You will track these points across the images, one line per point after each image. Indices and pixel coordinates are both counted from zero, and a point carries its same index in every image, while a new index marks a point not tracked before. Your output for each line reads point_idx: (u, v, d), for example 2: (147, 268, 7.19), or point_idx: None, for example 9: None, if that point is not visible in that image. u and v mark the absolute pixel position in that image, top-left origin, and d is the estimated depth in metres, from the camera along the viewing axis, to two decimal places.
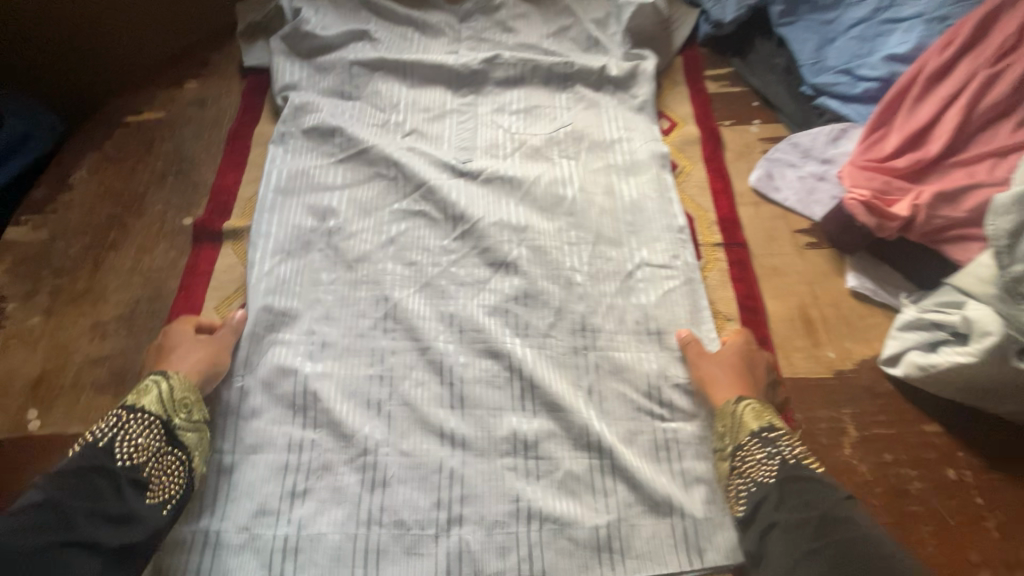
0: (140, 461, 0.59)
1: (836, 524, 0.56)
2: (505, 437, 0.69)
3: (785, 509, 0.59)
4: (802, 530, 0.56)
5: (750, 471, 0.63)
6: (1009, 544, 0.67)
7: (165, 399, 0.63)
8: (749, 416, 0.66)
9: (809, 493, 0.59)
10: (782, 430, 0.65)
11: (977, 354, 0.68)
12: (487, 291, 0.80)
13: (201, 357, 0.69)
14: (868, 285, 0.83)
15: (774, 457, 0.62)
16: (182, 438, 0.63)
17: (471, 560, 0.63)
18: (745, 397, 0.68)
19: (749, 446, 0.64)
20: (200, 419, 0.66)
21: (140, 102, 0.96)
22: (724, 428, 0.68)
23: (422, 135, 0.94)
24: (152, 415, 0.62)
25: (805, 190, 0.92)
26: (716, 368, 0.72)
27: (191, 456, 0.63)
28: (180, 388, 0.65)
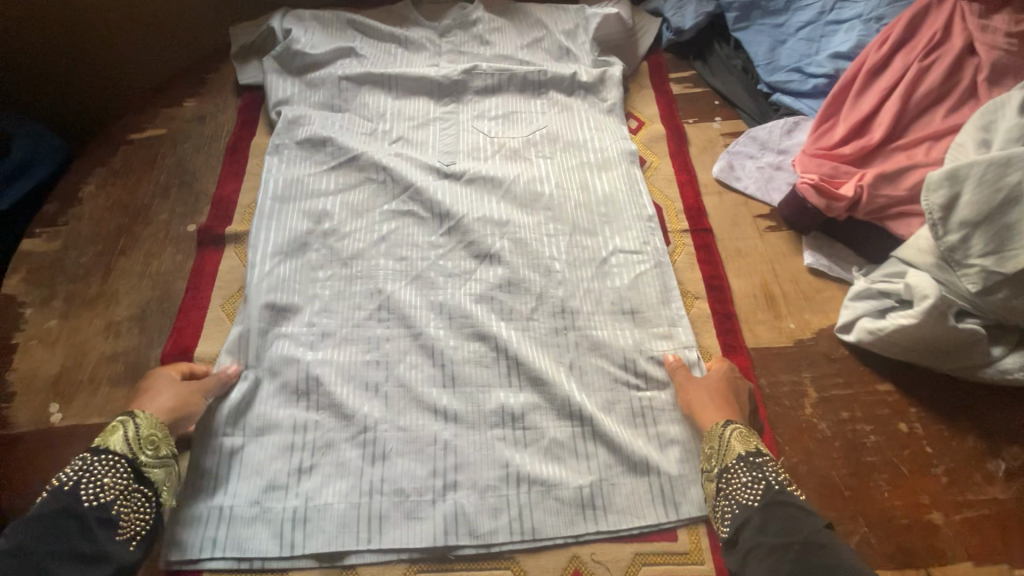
0: (108, 500, 0.60)
1: (816, 550, 0.56)
2: (494, 410, 0.75)
3: (767, 533, 0.60)
4: (783, 553, 0.57)
5: (734, 492, 0.65)
6: (956, 486, 0.74)
7: (131, 438, 0.65)
8: (736, 440, 0.69)
9: (789, 518, 0.60)
10: (767, 456, 0.68)
11: (918, 314, 0.75)
12: (472, 281, 0.87)
13: (168, 399, 0.70)
14: (823, 261, 0.91)
15: (759, 481, 0.65)
16: (149, 476, 0.64)
17: (467, 522, 0.69)
18: (733, 421, 0.71)
19: (734, 469, 0.67)
20: (168, 454, 0.67)
21: (141, 120, 1.02)
22: (711, 449, 0.70)
23: (408, 142, 1.01)
24: (117, 455, 0.63)
25: (764, 178, 1.00)
26: (704, 396, 0.75)
27: (160, 491, 0.65)
28: (147, 426, 0.67)
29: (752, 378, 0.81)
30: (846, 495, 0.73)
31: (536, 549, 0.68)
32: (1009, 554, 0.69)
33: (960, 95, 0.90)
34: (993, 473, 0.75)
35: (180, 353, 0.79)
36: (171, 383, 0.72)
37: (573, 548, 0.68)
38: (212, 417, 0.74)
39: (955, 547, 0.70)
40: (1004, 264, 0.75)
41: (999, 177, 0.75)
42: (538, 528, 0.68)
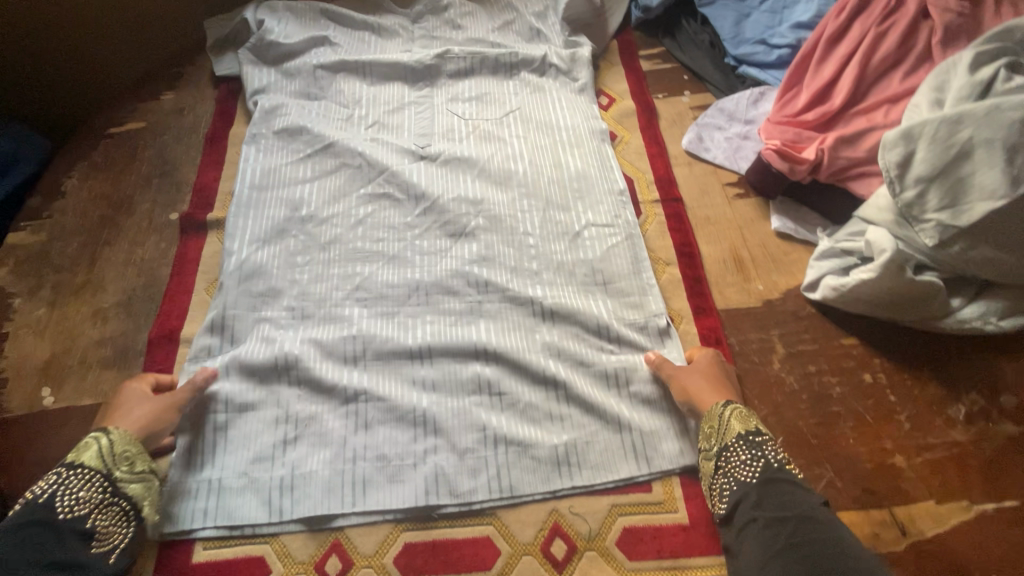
0: (83, 513, 0.61)
1: (808, 524, 0.59)
2: (471, 378, 0.78)
3: (763, 508, 0.62)
4: (779, 527, 0.60)
5: (732, 470, 0.67)
6: (919, 431, 0.77)
7: (105, 452, 0.65)
8: (735, 420, 0.70)
9: (787, 494, 0.63)
10: (767, 435, 0.69)
11: (876, 267, 0.78)
12: (449, 258, 0.89)
13: (147, 410, 0.70)
14: (790, 225, 0.94)
15: (758, 459, 0.66)
16: (124, 491, 0.65)
17: (447, 482, 0.71)
18: (733, 402, 0.72)
19: (733, 447, 0.68)
20: (144, 469, 0.67)
21: (121, 115, 1.05)
22: (710, 428, 0.71)
23: (383, 127, 1.03)
24: (91, 469, 0.64)
25: (732, 148, 1.03)
26: (696, 380, 0.75)
27: (140, 505, 0.65)
28: (121, 442, 0.66)
29: (730, 358, 0.82)
30: (812, 443, 0.76)
31: (515, 505, 0.71)
32: (967, 492, 0.73)
33: (915, 58, 0.93)
34: (953, 417, 0.78)
35: (166, 335, 0.81)
36: (143, 399, 0.71)
37: (551, 503, 0.71)
38: (197, 395, 0.76)
39: (917, 487, 0.73)
40: (958, 219, 0.78)
41: (951, 134, 0.78)
42: (516, 485, 0.71)
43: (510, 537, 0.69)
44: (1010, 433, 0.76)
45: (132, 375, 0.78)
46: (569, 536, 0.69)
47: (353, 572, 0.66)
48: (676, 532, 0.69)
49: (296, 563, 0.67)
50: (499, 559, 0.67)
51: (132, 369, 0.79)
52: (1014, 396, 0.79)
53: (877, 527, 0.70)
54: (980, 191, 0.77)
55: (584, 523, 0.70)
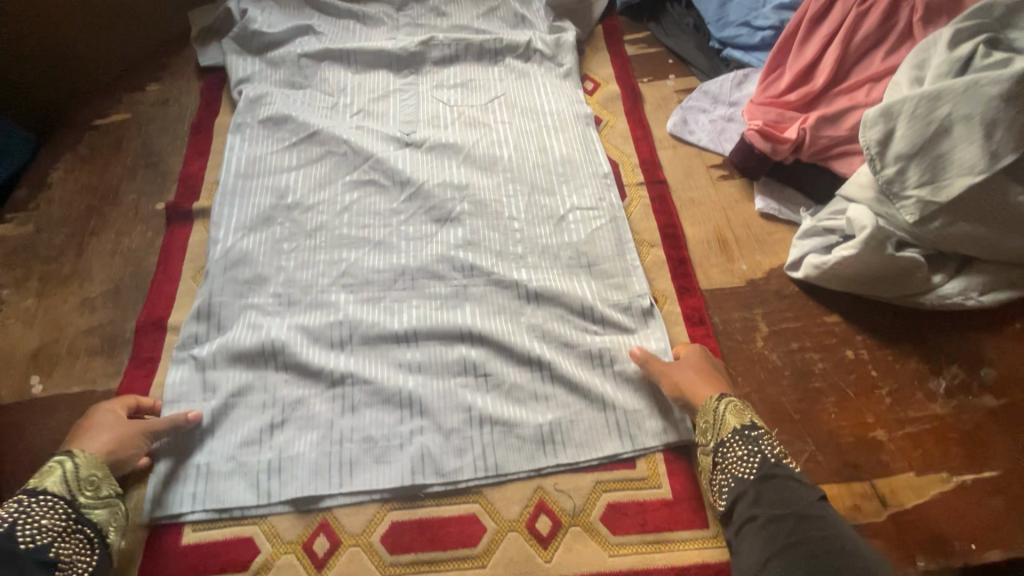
0: (45, 542, 0.59)
1: (808, 521, 0.60)
2: (456, 360, 0.79)
3: (762, 505, 0.63)
4: (780, 524, 0.61)
5: (730, 467, 0.67)
6: (900, 405, 0.78)
7: (70, 477, 0.63)
8: (731, 415, 0.69)
9: (785, 491, 0.63)
10: (762, 429, 0.69)
11: (857, 244, 0.79)
12: (434, 243, 0.90)
13: (113, 437, 0.68)
14: (773, 205, 0.94)
15: (755, 454, 0.66)
16: (89, 517, 0.62)
17: (433, 462, 0.72)
18: (728, 395, 0.71)
19: (729, 443, 0.68)
20: (110, 493, 0.65)
21: (107, 106, 1.05)
22: (705, 423, 0.70)
23: (368, 114, 1.04)
24: (55, 496, 0.61)
25: (716, 130, 1.03)
26: (687, 373, 0.74)
27: (105, 531, 0.63)
28: (87, 466, 0.64)
29: (717, 351, 0.82)
30: (794, 418, 0.77)
31: (500, 483, 0.72)
32: (947, 463, 0.73)
33: (898, 36, 0.92)
34: (934, 391, 0.79)
35: (153, 322, 0.82)
36: (113, 421, 0.69)
37: (536, 480, 0.72)
38: (183, 382, 0.76)
39: (897, 460, 0.74)
40: (938, 194, 0.78)
41: (930, 110, 0.78)
42: (501, 464, 0.72)
43: (496, 514, 0.70)
44: (990, 406, 0.77)
45: (120, 363, 0.79)
46: (554, 512, 0.70)
47: (340, 550, 0.67)
48: (660, 506, 0.70)
49: (284, 543, 0.68)
50: (485, 536, 0.68)
51: (121, 357, 0.79)
52: (994, 369, 0.80)
53: (857, 499, 0.72)
54: (959, 166, 0.77)
55: (568, 499, 0.71)
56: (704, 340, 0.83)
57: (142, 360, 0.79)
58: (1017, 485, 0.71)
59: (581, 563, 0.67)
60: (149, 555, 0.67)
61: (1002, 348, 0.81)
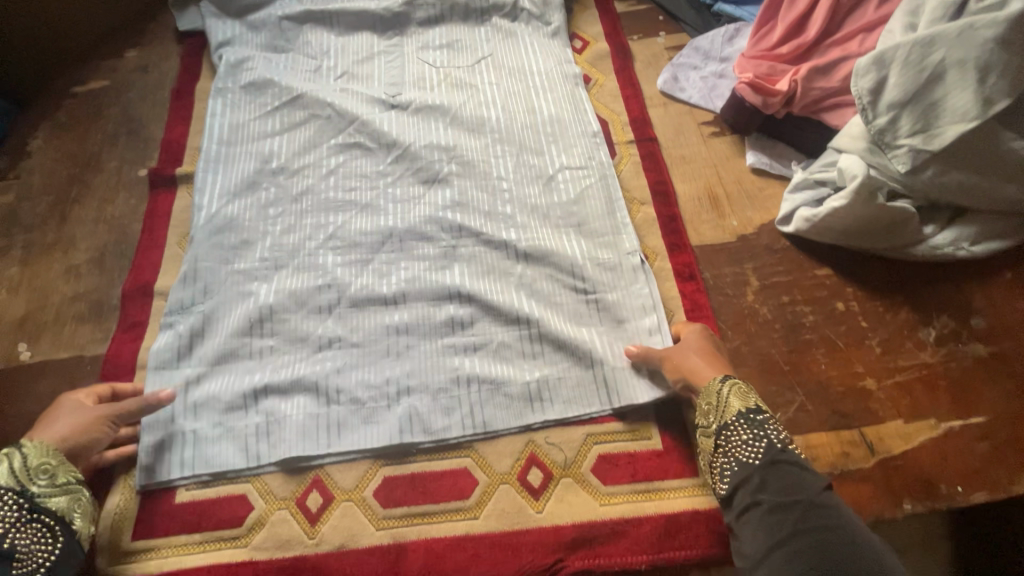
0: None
1: (815, 511, 0.57)
2: (444, 321, 0.78)
3: (767, 492, 0.60)
4: (785, 513, 0.58)
5: (733, 451, 0.64)
6: (890, 356, 0.78)
7: (18, 468, 0.59)
8: (734, 397, 0.66)
9: (791, 478, 0.60)
10: (768, 413, 0.66)
11: (848, 193, 0.77)
12: (422, 204, 0.89)
13: (71, 423, 0.64)
14: (765, 159, 0.93)
15: (761, 440, 0.63)
16: (46, 507, 0.60)
17: (421, 421, 0.72)
18: (732, 376, 0.68)
19: (733, 426, 0.65)
20: (67, 481, 0.62)
21: (86, 74, 1.03)
22: (708, 405, 0.67)
23: (353, 77, 1.01)
24: (4, 488, 0.58)
25: (708, 87, 1.01)
26: (690, 355, 0.71)
27: (68, 519, 0.60)
28: (38, 454, 0.61)
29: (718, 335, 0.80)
30: (785, 369, 0.78)
31: (491, 439, 0.72)
32: (936, 410, 0.74)
33: None
34: (924, 340, 0.79)
35: (139, 288, 0.81)
36: (72, 408, 0.65)
37: (527, 435, 0.73)
38: (161, 348, 0.75)
39: (886, 408, 0.74)
40: (931, 142, 0.76)
41: (923, 57, 0.75)
42: (490, 421, 0.72)
43: (488, 468, 0.71)
44: (980, 353, 0.77)
45: (108, 329, 0.79)
46: (546, 465, 0.71)
47: (334, 505, 0.68)
48: (650, 457, 0.71)
49: (278, 499, 0.68)
50: (477, 489, 0.69)
51: (108, 323, 0.79)
52: (983, 318, 0.80)
53: (846, 446, 0.72)
54: (953, 114, 0.75)
55: (559, 452, 0.71)
56: (694, 296, 0.83)
57: (129, 325, 0.79)
58: (1004, 428, 0.72)
59: (573, 512, 0.68)
60: (142, 518, 0.67)
61: (993, 297, 0.81)
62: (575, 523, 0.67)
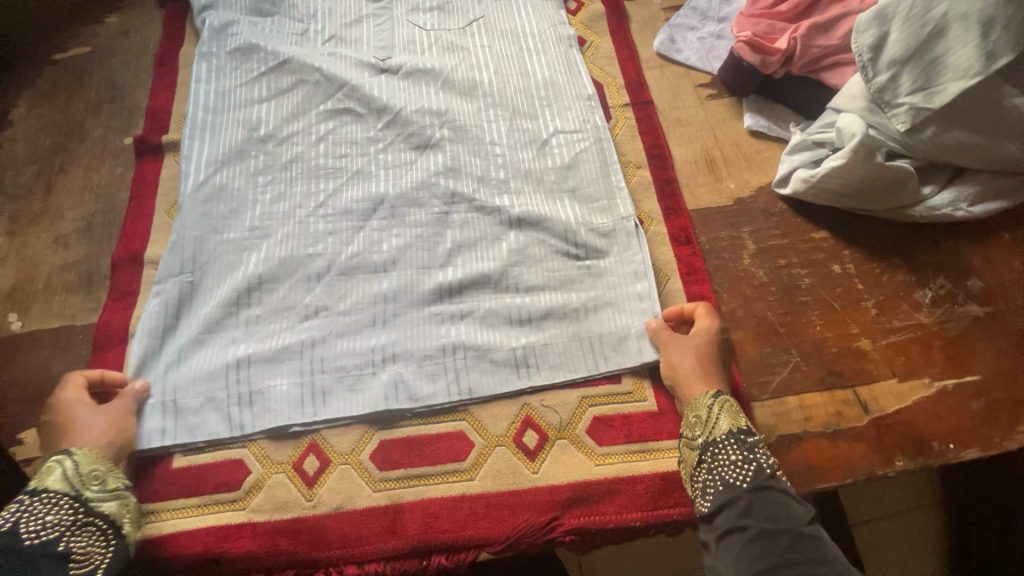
0: (53, 536, 0.57)
1: (803, 543, 0.55)
2: (432, 289, 0.78)
3: (753, 517, 0.57)
4: (771, 541, 0.55)
5: (719, 469, 0.61)
6: (885, 317, 0.78)
7: (71, 474, 0.60)
8: (725, 416, 0.64)
9: (777, 505, 0.58)
10: (757, 437, 0.64)
11: (846, 152, 0.76)
12: (413, 170, 0.87)
13: (109, 427, 0.65)
14: (762, 122, 0.92)
15: (749, 462, 0.61)
16: (99, 511, 0.60)
17: (407, 388, 0.72)
18: (722, 393, 0.66)
19: (722, 444, 0.62)
20: (118, 486, 0.62)
21: (65, 39, 1.00)
22: (695, 418, 0.65)
23: (341, 41, 0.99)
24: (59, 493, 0.59)
25: (705, 48, 1.00)
26: (688, 356, 0.70)
27: (119, 523, 0.61)
28: (87, 461, 0.61)
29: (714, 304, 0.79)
30: (779, 331, 0.77)
31: (485, 402, 0.72)
32: (930, 370, 0.74)
33: None
34: (920, 302, 0.78)
35: (129, 257, 0.80)
36: (94, 411, 0.66)
37: (519, 399, 0.73)
38: (149, 317, 0.74)
39: (880, 368, 0.75)
40: (931, 100, 0.74)
41: (927, 10, 0.73)
42: (475, 388, 0.72)
43: (483, 430, 0.71)
44: (975, 314, 0.77)
45: (99, 298, 0.78)
46: (540, 426, 0.71)
47: (330, 469, 0.69)
48: (645, 418, 0.71)
49: (275, 464, 0.69)
50: (472, 451, 0.70)
51: (99, 292, 0.78)
52: (980, 279, 0.79)
53: (839, 406, 0.73)
54: (954, 70, 0.72)
55: (554, 414, 0.72)
56: (690, 260, 0.82)
57: (119, 294, 0.78)
58: (997, 387, 0.72)
59: (568, 472, 0.68)
60: (140, 484, 0.67)
61: (990, 258, 0.80)
62: (570, 482, 0.68)
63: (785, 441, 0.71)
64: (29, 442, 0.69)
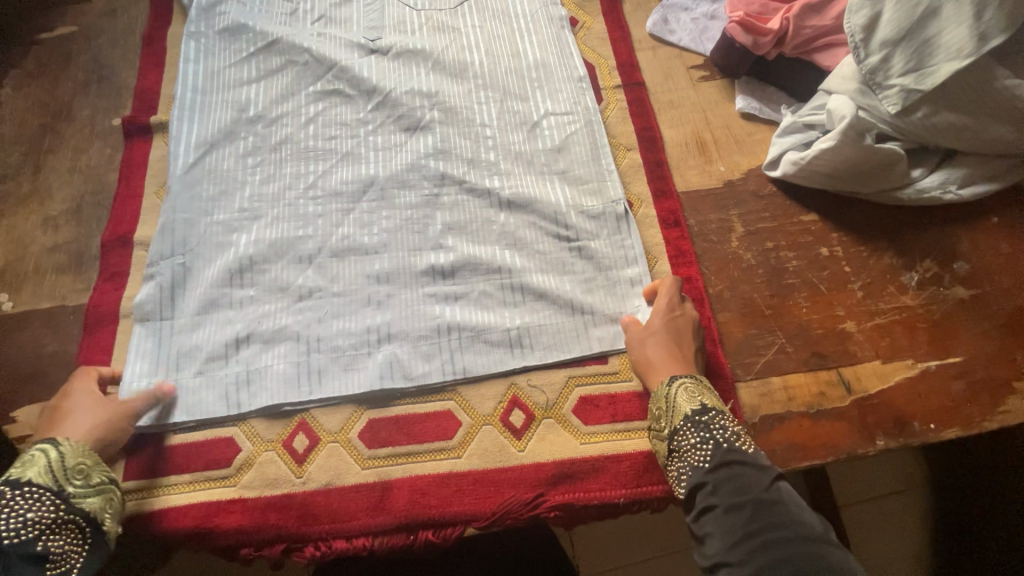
0: (30, 536, 0.54)
1: (769, 507, 0.55)
2: (424, 270, 0.78)
3: (720, 495, 0.57)
4: (736, 514, 0.55)
5: (686, 454, 0.62)
6: (872, 300, 0.78)
7: (55, 467, 0.58)
8: (682, 399, 0.64)
9: (740, 477, 0.58)
10: (715, 410, 0.63)
11: (836, 134, 0.75)
12: (405, 151, 0.87)
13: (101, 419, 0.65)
14: (754, 104, 0.92)
15: (707, 441, 0.61)
16: (80, 506, 0.58)
17: (402, 367, 0.73)
18: (679, 376, 0.66)
19: (682, 430, 0.63)
20: (101, 481, 0.61)
21: (50, 18, 0.99)
22: (659, 410, 0.66)
23: (331, 20, 0.97)
24: (41, 487, 0.57)
25: (698, 29, 0.99)
26: (652, 347, 0.70)
27: (100, 520, 0.59)
28: (73, 455, 0.60)
29: (700, 287, 0.80)
30: (765, 313, 0.78)
31: (473, 383, 0.73)
32: (913, 351, 0.75)
33: None
34: (906, 284, 0.79)
35: (119, 238, 0.80)
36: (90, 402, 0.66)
37: (509, 379, 0.73)
38: (140, 303, 0.75)
39: (865, 350, 0.75)
40: (923, 82, 0.73)
41: None
42: (470, 368, 0.73)
43: (470, 410, 0.72)
44: (961, 296, 0.77)
45: (89, 279, 0.78)
46: (527, 407, 0.72)
47: (319, 446, 0.70)
48: (630, 398, 0.72)
49: (265, 442, 0.70)
50: (460, 429, 0.71)
51: (88, 273, 0.79)
52: (967, 262, 0.79)
53: (823, 387, 0.73)
54: (947, 51, 0.71)
55: (541, 394, 0.73)
56: (678, 242, 0.83)
57: (110, 274, 0.78)
58: (979, 368, 0.73)
59: (554, 451, 0.69)
60: (134, 461, 0.68)
61: (978, 240, 0.81)
62: (557, 460, 0.69)
63: (768, 421, 0.72)
64: (22, 420, 0.70)
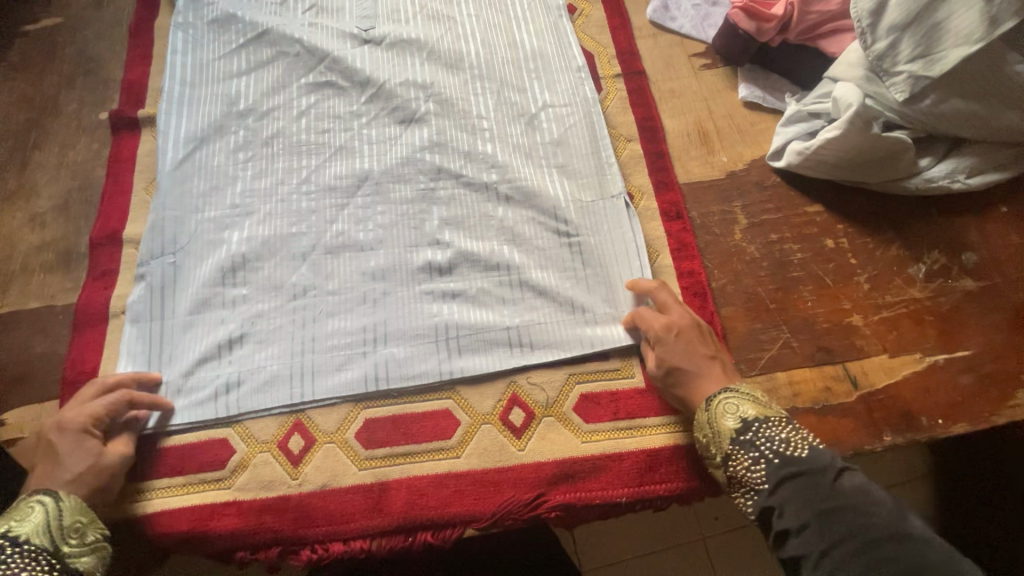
0: None
1: (844, 513, 0.52)
2: (421, 266, 0.76)
3: (791, 513, 0.54)
4: (813, 531, 0.52)
5: (745, 480, 0.59)
6: (879, 292, 0.76)
7: (52, 525, 0.55)
8: (724, 420, 0.62)
9: (804, 490, 0.55)
10: (758, 422, 0.61)
11: (841, 124, 0.73)
12: (400, 144, 0.85)
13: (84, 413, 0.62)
14: (757, 92, 0.90)
15: (760, 460, 0.58)
16: (74, 567, 0.55)
17: (398, 366, 0.71)
18: (716, 394, 0.64)
19: (732, 455, 0.60)
20: (97, 538, 0.58)
21: (34, 9, 0.96)
22: (705, 438, 0.63)
23: (322, 10, 0.95)
24: (36, 547, 0.54)
25: (699, 16, 0.97)
26: (659, 345, 0.67)
27: None
28: (71, 511, 0.57)
29: (705, 281, 0.78)
30: (769, 308, 0.76)
31: (470, 382, 0.72)
32: (922, 345, 0.73)
33: None
34: (913, 276, 0.77)
35: (108, 236, 0.79)
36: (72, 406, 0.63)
37: (507, 377, 0.72)
38: (129, 304, 0.73)
39: (871, 344, 0.74)
40: (932, 68, 0.70)
41: None
42: (468, 367, 0.71)
43: (468, 409, 0.70)
44: (969, 288, 0.76)
45: (77, 278, 0.77)
46: (526, 404, 0.70)
47: (314, 448, 0.68)
48: (632, 395, 0.71)
49: (259, 443, 0.68)
50: (459, 429, 0.69)
51: (77, 271, 0.77)
52: (975, 253, 0.78)
53: (829, 382, 0.72)
54: (956, 36, 0.68)
55: (541, 392, 0.71)
56: (680, 235, 0.81)
57: (99, 272, 0.77)
58: (989, 362, 0.71)
59: (554, 450, 0.68)
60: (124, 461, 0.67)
61: (986, 230, 0.79)
62: (555, 459, 0.68)
63: None
64: (11, 422, 0.68)
